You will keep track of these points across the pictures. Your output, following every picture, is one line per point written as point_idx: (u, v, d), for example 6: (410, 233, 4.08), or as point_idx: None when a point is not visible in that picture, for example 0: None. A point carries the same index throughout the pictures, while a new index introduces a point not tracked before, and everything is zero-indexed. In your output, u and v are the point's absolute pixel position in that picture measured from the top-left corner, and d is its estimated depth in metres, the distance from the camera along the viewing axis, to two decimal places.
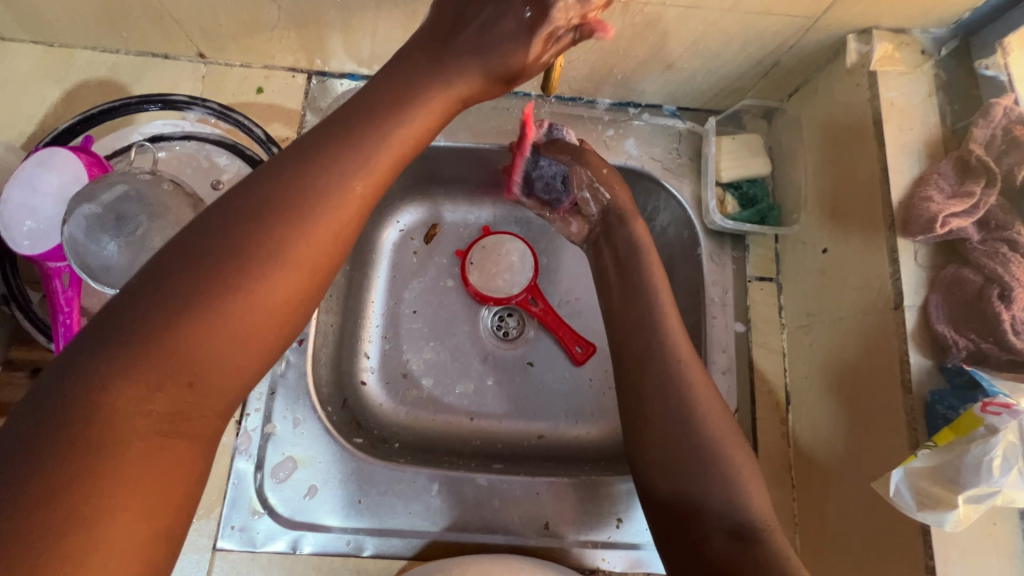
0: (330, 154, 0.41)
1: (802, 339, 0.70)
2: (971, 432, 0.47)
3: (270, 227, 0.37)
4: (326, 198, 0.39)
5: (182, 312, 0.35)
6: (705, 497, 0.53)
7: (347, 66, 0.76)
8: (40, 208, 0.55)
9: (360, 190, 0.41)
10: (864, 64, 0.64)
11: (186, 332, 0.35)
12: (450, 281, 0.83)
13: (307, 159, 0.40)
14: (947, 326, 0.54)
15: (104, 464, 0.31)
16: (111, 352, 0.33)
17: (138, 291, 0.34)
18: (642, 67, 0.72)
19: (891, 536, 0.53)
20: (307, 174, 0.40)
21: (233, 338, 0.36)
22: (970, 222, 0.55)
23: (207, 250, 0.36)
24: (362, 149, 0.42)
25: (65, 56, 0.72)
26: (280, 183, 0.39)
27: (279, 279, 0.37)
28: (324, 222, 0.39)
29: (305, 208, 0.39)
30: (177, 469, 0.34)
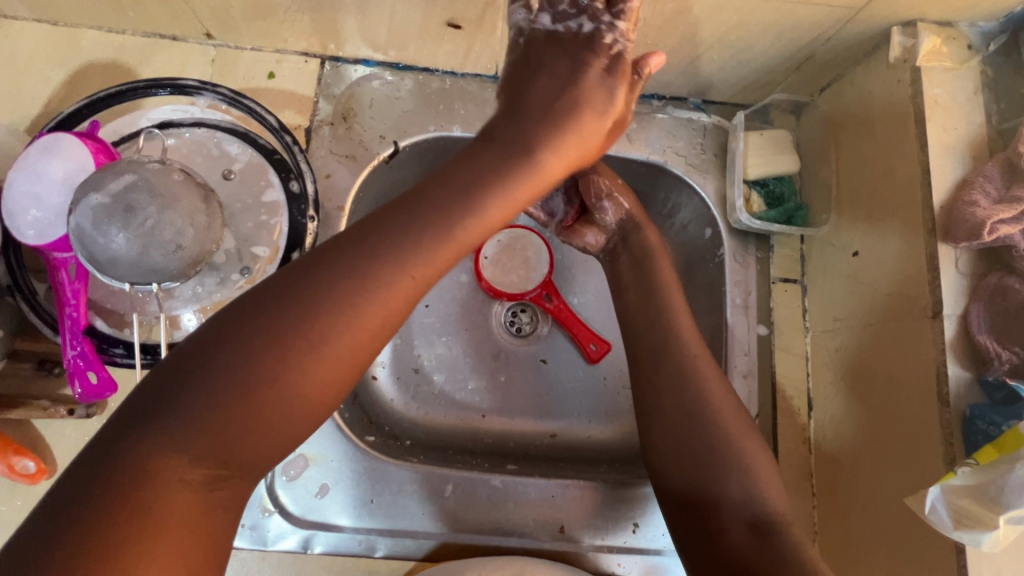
0: (417, 223, 0.44)
1: (828, 343, 0.68)
2: (1016, 450, 0.45)
3: (353, 290, 0.41)
4: (406, 265, 0.43)
5: (257, 369, 0.38)
6: (721, 499, 0.53)
7: (362, 51, 0.73)
8: (44, 196, 0.52)
9: (437, 264, 0.44)
10: (907, 59, 0.61)
11: (260, 393, 0.38)
12: (464, 276, 0.81)
13: (400, 225, 0.44)
14: (989, 338, 0.51)
15: (165, 501, 0.35)
16: (189, 398, 0.37)
17: (224, 339, 0.38)
18: (670, 58, 0.69)
19: (922, 551, 0.52)
20: (376, 239, 0.42)
21: (296, 399, 0.39)
22: (1017, 229, 0.52)
23: (295, 310, 0.40)
24: (455, 220, 0.45)
25: (70, 36, 0.69)
26: (371, 243, 0.42)
27: (341, 354, 0.40)
28: (399, 288, 0.42)
29: (388, 271, 0.42)
30: (223, 508, 0.38)
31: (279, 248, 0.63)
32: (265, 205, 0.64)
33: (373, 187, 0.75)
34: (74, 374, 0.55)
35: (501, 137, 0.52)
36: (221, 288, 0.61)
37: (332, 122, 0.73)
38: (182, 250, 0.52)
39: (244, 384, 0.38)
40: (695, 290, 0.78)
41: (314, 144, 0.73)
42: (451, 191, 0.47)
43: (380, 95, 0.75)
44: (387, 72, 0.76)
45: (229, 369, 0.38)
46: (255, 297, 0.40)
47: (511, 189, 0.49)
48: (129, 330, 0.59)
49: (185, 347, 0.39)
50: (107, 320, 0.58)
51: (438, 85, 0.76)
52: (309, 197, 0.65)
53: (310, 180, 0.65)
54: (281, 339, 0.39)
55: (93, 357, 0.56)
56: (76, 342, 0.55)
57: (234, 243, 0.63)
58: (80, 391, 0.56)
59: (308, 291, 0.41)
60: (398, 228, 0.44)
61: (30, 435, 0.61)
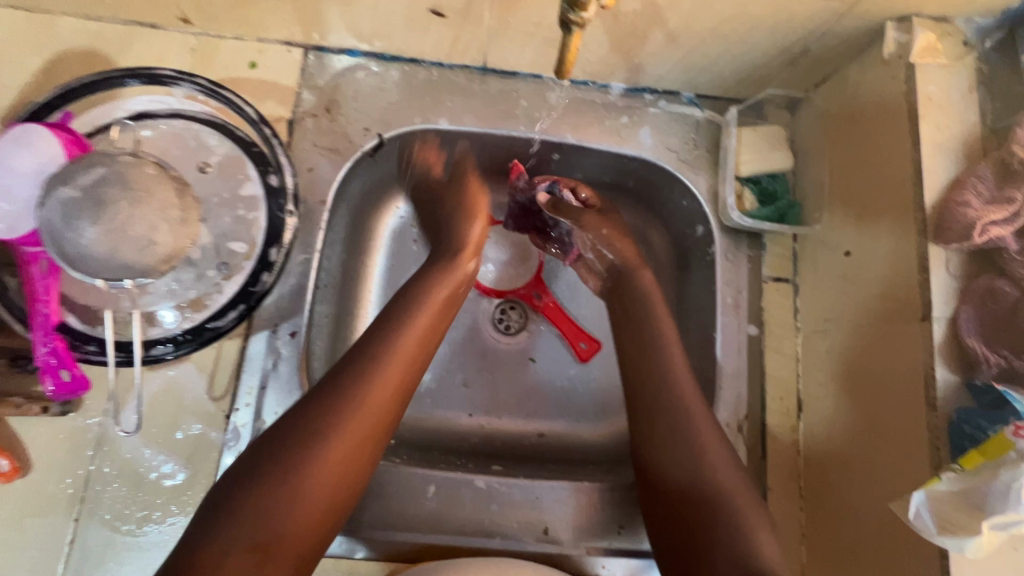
0: (373, 364, 0.52)
1: (818, 344, 0.67)
2: (1000, 456, 0.44)
3: (331, 418, 0.48)
4: (375, 382, 0.51)
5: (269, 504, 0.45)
6: (718, 532, 0.51)
7: (347, 42, 0.71)
8: (13, 188, 0.51)
9: (396, 386, 0.53)
10: (902, 55, 0.59)
11: (302, 443, 0.47)
12: None
13: (358, 370, 0.51)
14: (978, 341, 0.50)
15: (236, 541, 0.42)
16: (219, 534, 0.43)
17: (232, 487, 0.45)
18: (661, 51, 0.68)
19: (909, 559, 0.51)
20: (340, 385, 0.50)
21: (312, 505, 0.46)
22: (1011, 231, 0.51)
23: (284, 445, 0.47)
24: (408, 333, 0.55)
25: (46, 23, 0.67)
26: (339, 379, 0.51)
27: (376, 387, 0.51)
28: (373, 403, 0.51)
29: (359, 393, 0.50)
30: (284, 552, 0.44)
31: (257, 244, 0.62)
32: (243, 199, 0.63)
33: (359, 181, 0.74)
34: (46, 371, 0.54)
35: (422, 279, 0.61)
36: (197, 284, 0.61)
37: (316, 114, 0.72)
38: (155, 246, 0.50)
39: (259, 501, 0.44)
40: (686, 288, 0.77)
41: (298, 136, 0.71)
42: (402, 317, 0.56)
43: (366, 87, 0.73)
44: (373, 63, 0.74)
45: (259, 463, 0.46)
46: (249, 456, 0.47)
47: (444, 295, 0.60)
48: (102, 327, 0.58)
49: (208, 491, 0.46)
50: (81, 317, 0.58)
51: (425, 77, 0.74)
52: (288, 192, 0.63)
53: (290, 174, 0.63)
54: (275, 464, 0.46)
55: (65, 355, 0.55)
56: (48, 339, 0.53)
57: (211, 239, 0.62)
58: (53, 388, 0.55)
59: (278, 448, 0.47)
60: (357, 374, 0.51)
61: (5, 433, 0.60)
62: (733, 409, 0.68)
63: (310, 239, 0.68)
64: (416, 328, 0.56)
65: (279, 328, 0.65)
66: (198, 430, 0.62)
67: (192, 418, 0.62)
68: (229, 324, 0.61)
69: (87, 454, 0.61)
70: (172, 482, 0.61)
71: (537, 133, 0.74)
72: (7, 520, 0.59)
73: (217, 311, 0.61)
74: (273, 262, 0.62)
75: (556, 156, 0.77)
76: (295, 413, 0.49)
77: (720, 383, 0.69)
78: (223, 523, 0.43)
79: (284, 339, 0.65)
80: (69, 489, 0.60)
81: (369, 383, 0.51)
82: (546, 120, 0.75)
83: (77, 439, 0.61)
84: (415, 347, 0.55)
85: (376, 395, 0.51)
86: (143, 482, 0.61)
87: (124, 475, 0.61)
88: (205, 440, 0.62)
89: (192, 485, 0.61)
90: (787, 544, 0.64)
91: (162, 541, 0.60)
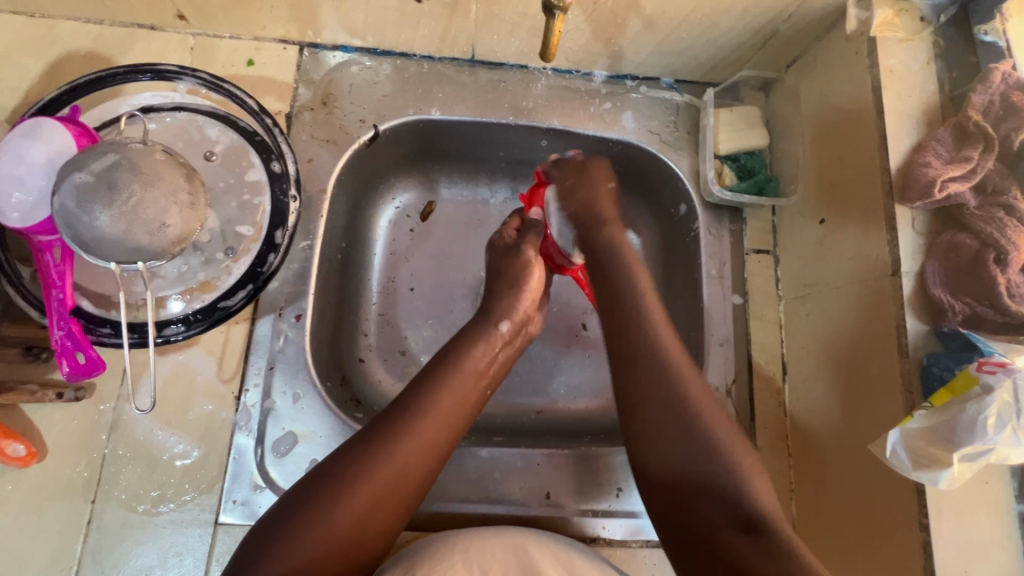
0: (430, 393, 0.58)
1: (798, 309, 0.71)
2: (967, 391, 0.49)
3: (392, 438, 0.54)
4: (433, 407, 0.57)
5: (331, 499, 0.50)
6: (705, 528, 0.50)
7: (340, 38, 0.74)
8: (27, 178, 0.52)
9: (453, 407, 0.58)
10: (864, 31, 0.64)
11: (361, 467, 0.52)
12: (451, 263, 0.82)
13: (418, 405, 0.57)
14: (943, 291, 0.54)
15: (303, 531, 0.48)
16: (286, 526, 0.49)
17: (303, 490, 0.51)
18: (639, 38, 0.72)
19: (887, 499, 0.55)
20: (402, 413, 0.56)
21: (375, 507, 0.51)
22: (968, 187, 0.55)
23: (347, 460, 0.53)
24: (459, 368, 0.61)
25: (48, 27, 0.70)
26: (396, 418, 0.56)
27: (426, 436, 0.55)
28: (432, 425, 0.56)
29: (420, 412, 0.56)
30: (357, 543, 0.50)
31: (263, 227, 0.65)
32: (248, 184, 0.66)
33: (355, 171, 0.77)
34: (62, 354, 0.56)
35: (461, 343, 0.64)
36: (206, 268, 0.64)
37: (312, 108, 0.75)
38: (167, 228, 0.53)
39: (308, 518, 0.49)
40: (673, 265, 0.80)
41: (296, 129, 0.74)
42: (445, 374, 0.60)
43: (360, 80, 0.76)
44: (366, 58, 0.77)
45: (303, 506, 0.50)
46: (318, 472, 0.53)
47: (489, 349, 0.65)
48: (115, 311, 0.61)
49: (276, 504, 0.52)
50: (94, 302, 0.61)
51: (416, 70, 0.77)
52: (290, 177, 0.67)
53: (291, 161, 0.67)
54: (317, 499, 0.50)
55: (81, 338, 0.57)
56: (63, 323, 0.55)
57: (219, 224, 0.65)
58: (68, 370, 0.57)
59: (327, 477, 0.52)
60: (403, 415, 0.56)
61: (20, 420, 0.61)
62: (722, 374, 0.72)
63: (311, 226, 0.71)
64: (456, 385, 0.60)
65: (284, 313, 0.68)
66: (209, 410, 0.65)
67: (203, 399, 0.65)
68: (238, 303, 0.64)
69: (102, 438, 0.63)
70: (185, 461, 0.63)
71: (524, 120, 0.78)
72: (22, 504, 0.60)
73: (226, 292, 0.64)
74: (278, 244, 0.65)
75: (543, 142, 0.80)
76: (334, 461, 0.53)
77: (708, 349, 0.72)
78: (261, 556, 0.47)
79: (289, 322, 0.68)
80: (85, 473, 0.62)
81: (421, 432, 0.55)
82: (532, 108, 0.78)
83: (91, 424, 0.63)
84: (458, 410, 0.59)
85: (418, 454, 0.54)
86: (158, 463, 0.63)
87: (138, 458, 0.63)
88: (217, 419, 0.65)
89: (206, 465, 0.64)
90: (777, 499, 0.68)
91: (175, 518, 0.62)
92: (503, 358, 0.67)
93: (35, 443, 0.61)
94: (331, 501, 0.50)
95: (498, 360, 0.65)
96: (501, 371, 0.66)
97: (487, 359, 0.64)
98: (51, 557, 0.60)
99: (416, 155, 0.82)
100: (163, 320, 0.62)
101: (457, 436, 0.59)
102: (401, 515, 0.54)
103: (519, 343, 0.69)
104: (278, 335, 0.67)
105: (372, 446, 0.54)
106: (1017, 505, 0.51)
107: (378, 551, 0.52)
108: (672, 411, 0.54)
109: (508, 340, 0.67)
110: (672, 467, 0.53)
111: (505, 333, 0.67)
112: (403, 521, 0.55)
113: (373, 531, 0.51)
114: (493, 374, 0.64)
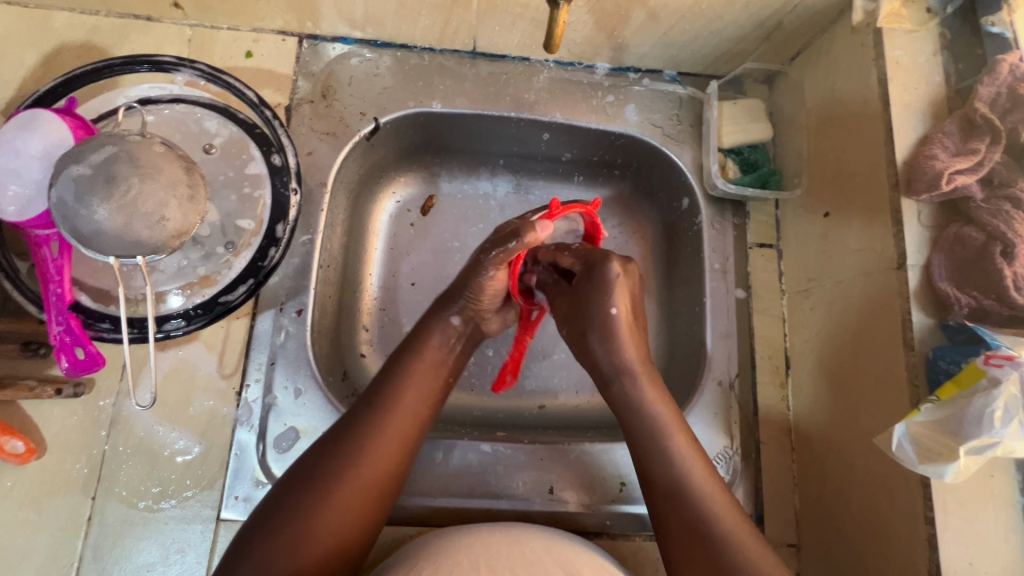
0: (384, 396, 0.57)
1: (802, 303, 0.70)
2: (975, 384, 0.49)
3: (350, 444, 0.53)
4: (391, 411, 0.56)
5: (301, 514, 0.49)
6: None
7: (340, 29, 0.73)
8: (23, 171, 0.51)
9: (409, 408, 0.57)
10: (870, 23, 0.63)
11: (325, 473, 0.51)
12: (431, 258, 0.81)
13: (374, 410, 0.56)
14: (950, 284, 0.53)
15: (273, 548, 0.47)
16: (256, 544, 0.48)
17: (272, 500, 0.51)
18: (641, 30, 0.71)
19: (891, 492, 0.55)
20: (358, 421, 0.55)
21: (348, 515, 0.51)
22: (975, 179, 0.55)
23: (309, 471, 0.52)
24: (411, 368, 0.60)
25: (42, 18, 0.68)
26: (351, 426, 0.55)
27: (385, 437, 0.55)
28: (391, 427, 0.55)
29: (377, 416, 0.56)
30: (337, 557, 0.49)
31: (263, 221, 0.65)
32: (248, 177, 0.65)
33: (355, 164, 0.76)
34: (61, 349, 0.56)
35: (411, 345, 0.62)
36: (206, 262, 0.63)
37: (312, 100, 0.74)
38: (166, 222, 0.52)
39: (281, 532, 0.48)
40: (676, 259, 0.80)
41: (295, 122, 0.73)
42: (399, 371, 0.60)
43: (360, 73, 0.75)
44: (366, 50, 0.76)
45: (279, 506, 0.50)
46: (283, 486, 0.52)
47: (443, 344, 0.63)
48: (115, 306, 0.60)
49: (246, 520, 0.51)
50: (93, 296, 0.60)
51: (417, 62, 0.76)
52: (291, 170, 0.66)
53: (292, 154, 0.66)
54: (284, 512, 0.49)
55: (79, 333, 0.56)
56: (61, 318, 0.55)
57: (219, 217, 0.64)
58: (68, 366, 0.57)
59: (294, 485, 0.51)
60: (361, 418, 0.55)
61: (18, 416, 0.61)
62: (725, 368, 0.71)
63: (312, 220, 0.70)
64: (412, 382, 0.59)
65: (285, 307, 0.67)
66: (210, 405, 0.64)
67: (204, 394, 0.64)
68: (239, 298, 0.63)
69: (102, 434, 0.62)
70: (187, 456, 0.63)
71: (526, 114, 0.77)
72: (22, 501, 0.59)
73: (227, 286, 0.63)
74: (280, 237, 0.65)
75: (546, 135, 0.79)
76: (297, 473, 0.52)
77: (711, 345, 0.72)
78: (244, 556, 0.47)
79: (289, 317, 0.67)
80: (84, 469, 0.61)
81: (380, 435, 0.55)
82: (534, 101, 0.77)
83: (91, 421, 0.62)
84: (417, 405, 0.58)
85: (380, 454, 0.54)
86: (158, 460, 0.62)
87: (139, 454, 0.62)
88: (219, 415, 0.64)
89: (207, 460, 0.63)
90: (781, 492, 0.67)
91: (176, 515, 0.62)
92: (463, 348, 0.65)
93: (35, 440, 0.61)
94: (308, 500, 0.50)
95: (456, 352, 0.64)
96: (462, 361, 0.65)
97: (442, 353, 0.63)
98: (53, 553, 0.59)
99: (417, 148, 0.81)
100: (160, 315, 0.61)
101: (423, 428, 0.58)
102: (379, 512, 0.53)
103: (475, 334, 0.67)
104: (279, 331, 0.67)
105: (339, 444, 0.53)
106: (1022, 498, 0.51)
107: (364, 548, 0.52)
108: (662, 436, 0.57)
109: (466, 331, 0.65)
110: (663, 472, 0.56)
111: (459, 327, 0.65)
112: (383, 517, 0.54)
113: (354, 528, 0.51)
114: (453, 364, 0.63)
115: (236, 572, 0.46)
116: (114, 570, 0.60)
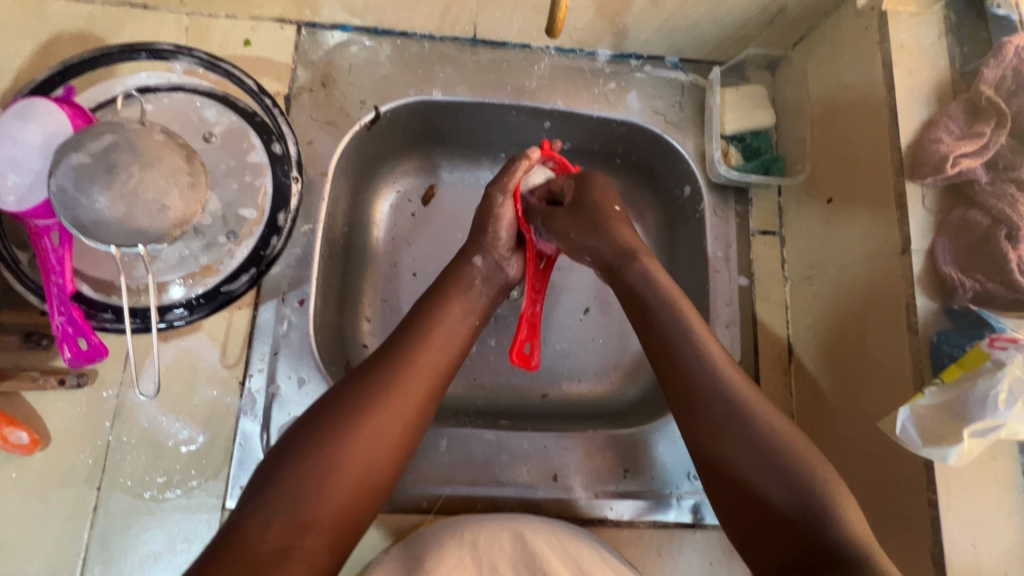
0: (413, 336, 0.58)
1: (806, 289, 0.70)
2: (976, 366, 0.49)
3: (380, 380, 0.53)
4: (419, 349, 0.56)
5: (331, 444, 0.49)
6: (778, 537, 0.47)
7: (339, 16, 0.73)
8: (22, 160, 0.50)
9: (435, 348, 0.57)
10: (875, 6, 0.62)
11: (352, 407, 0.51)
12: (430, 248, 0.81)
13: (403, 350, 0.56)
14: (955, 268, 0.54)
15: (300, 476, 0.47)
16: (278, 476, 0.47)
17: (299, 432, 0.50)
18: (643, 16, 0.71)
19: (895, 477, 0.55)
20: (389, 359, 0.55)
21: (377, 446, 0.50)
22: (980, 163, 0.55)
23: (338, 405, 0.51)
24: (442, 314, 0.60)
25: (37, 7, 0.68)
26: (382, 364, 0.55)
27: (414, 374, 0.54)
28: (420, 364, 0.55)
29: (404, 354, 0.56)
30: (364, 485, 0.49)
31: (265, 210, 0.65)
32: (249, 166, 0.65)
33: (356, 153, 0.75)
34: (63, 339, 0.55)
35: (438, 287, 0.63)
36: (207, 251, 0.63)
37: (311, 89, 0.73)
38: (167, 210, 0.51)
39: (307, 463, 0.47)
40: (678, 247, 0.80)
41: (295, 111, 0.72)
42: (429, 313, 0.60)
43: (360, 61, 0.74)
44: (365, 37, 0.75)
45: (298, 443, 0.49)
46: (311, 417, 0.51)
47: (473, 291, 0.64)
48: (117, 296, 0.60)
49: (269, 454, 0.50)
50: (95, 287, 0.60)
51: (417, 49, 0.76)
52: (291, 159, 0.66)
53: (292, 142, 0.66)
54: (314, 442, 0.49)
55: (82, 323, 0.56)
56: (63, 309, 0.55)
57: (220, 206, 0.64)
58: (70, 356, 0.56)
59: (323, 417, 0.51)
60: (390, 355, 0.56)
61: (22, 409, 0.61)
62: (728, 356, 0.71)
63: (313, 209, 0.70)
64: (442, 325, 0.59)
65: (287, 297, 0.67)
66: (214, 396, 0.64)
67: (207, 385, 0.64)
68: (241, 287, 0.64)
69: (106, 425, 0.62)
70: (191, 446, 0.63)
71: (527, 101, 0.76)
72: (27, 492, 0.60)
73: (228, 275, 0.63)
74: (282, 226, 0.64)
75: (547, 124, 0.79)
76: (326, 405, 0.52)
77: (714, 333, 0.72)
78: (259, 499, 0.46)
79: (292, 307, 0.67)
80: (89, 460, 0.61)
81: (409, 372, 0.54)
82: (536, 89, 0.76)
83: (95, 412, 0.62)
84: (445, 346, 0.58)
85: (410, 389, 0.54)
86: (163, 449, 0.63)
87: (144, 444, 0.62)
88: (222, 405, 0.64)
89: (211, 451, 0.63)
90: None
91: (181, 504, 0.62)
92: (489, 293, 0.65)
93: (39, 432, 0.61)
94: (333, 437, 0.49)
95: (485, 296, 0.64)
96: (487, 307, 0.64)
97: (473, 297, 0.63)
98: (59, 544, 0.59)
99: (418, 137, 0.80)
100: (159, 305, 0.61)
101: (452, 368, 0.58)
102: (402, 449, 0.52)
103: (500, 280, 0.66)
104: (282, 321, 0.67)
105: (367, 379, 0.53)
106: None
107: (390, 483, 0.52)
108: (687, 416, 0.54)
109: (487, 276, 0.65)
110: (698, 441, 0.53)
111: (480, 268, 0.65)
112: (410, 453, 0.53)
113: (380, 463, 0.50)
114: (481, 308, 0.63)
115: (259, 505, 0.46)
116: (121, 559, 0.60)
